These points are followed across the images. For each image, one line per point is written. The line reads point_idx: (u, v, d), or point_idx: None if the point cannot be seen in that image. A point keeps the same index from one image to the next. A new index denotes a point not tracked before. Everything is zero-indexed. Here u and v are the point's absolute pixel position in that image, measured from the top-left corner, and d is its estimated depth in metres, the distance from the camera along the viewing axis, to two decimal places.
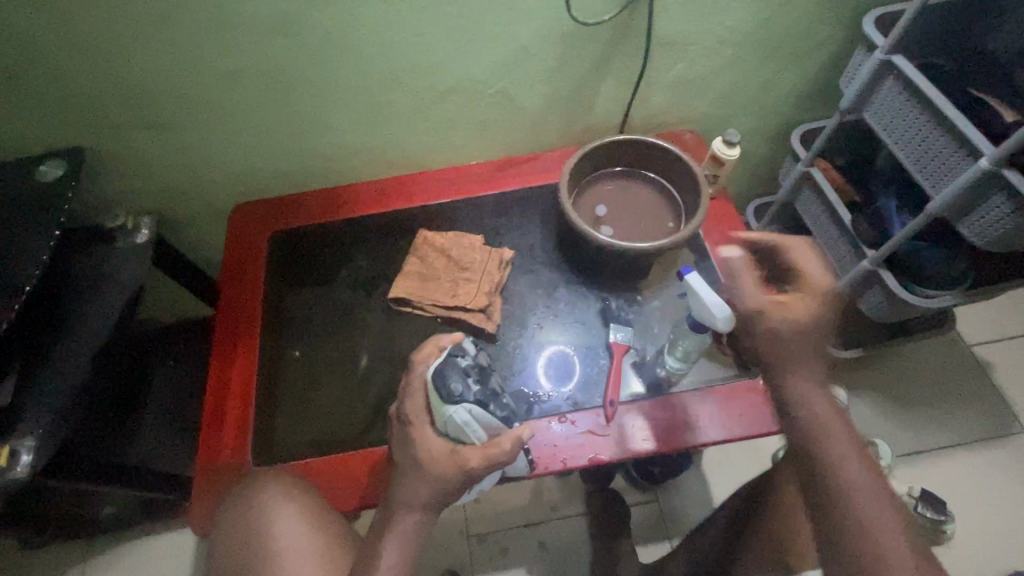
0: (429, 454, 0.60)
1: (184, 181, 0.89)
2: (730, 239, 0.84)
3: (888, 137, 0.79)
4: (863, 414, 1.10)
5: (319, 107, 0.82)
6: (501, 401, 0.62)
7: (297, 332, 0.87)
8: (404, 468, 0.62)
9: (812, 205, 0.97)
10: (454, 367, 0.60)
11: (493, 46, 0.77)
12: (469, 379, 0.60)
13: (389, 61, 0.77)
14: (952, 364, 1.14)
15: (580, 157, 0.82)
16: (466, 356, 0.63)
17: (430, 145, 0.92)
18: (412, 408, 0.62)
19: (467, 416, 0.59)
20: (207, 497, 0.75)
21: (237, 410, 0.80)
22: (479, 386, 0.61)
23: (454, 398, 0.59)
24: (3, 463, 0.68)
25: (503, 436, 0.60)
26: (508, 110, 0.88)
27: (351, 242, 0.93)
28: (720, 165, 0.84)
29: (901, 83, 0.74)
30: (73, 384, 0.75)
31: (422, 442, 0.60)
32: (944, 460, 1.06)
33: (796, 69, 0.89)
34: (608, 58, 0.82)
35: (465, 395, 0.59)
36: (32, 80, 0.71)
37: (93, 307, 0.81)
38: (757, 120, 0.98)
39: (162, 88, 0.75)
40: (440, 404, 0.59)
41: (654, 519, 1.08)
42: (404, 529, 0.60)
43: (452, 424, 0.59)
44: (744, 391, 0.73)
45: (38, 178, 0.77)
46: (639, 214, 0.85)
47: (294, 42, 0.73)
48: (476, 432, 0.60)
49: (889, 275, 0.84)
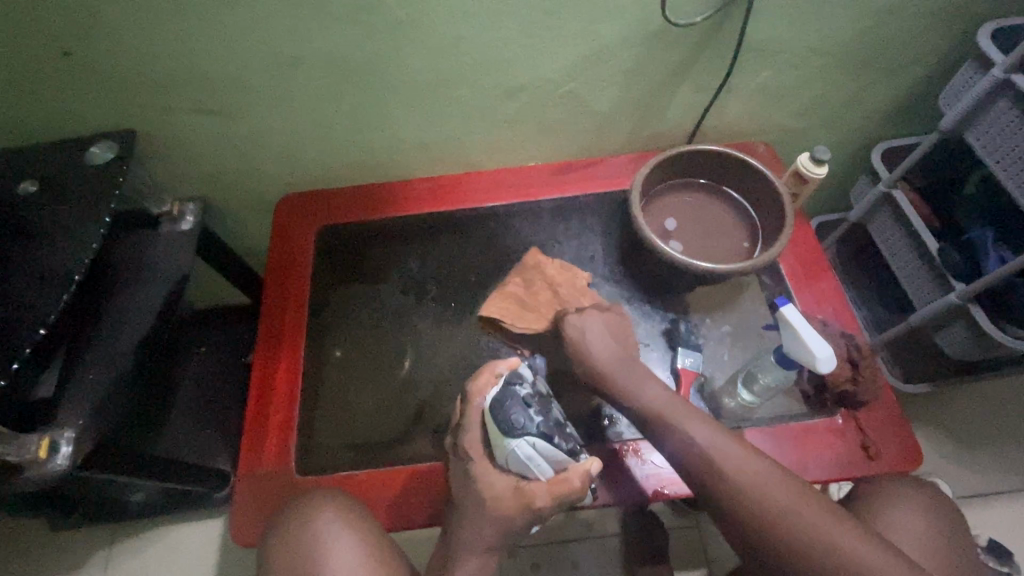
0: (492, 491, 0.57)
1: (233, 169, 0.86)
2: (808, 264, 0.78)
3: (995, 163, 0.73)
4: (923, 451, 1.04)
5: (381, 99, 0.78)
6: (566, 432, 0.58)
7: (342, 334, 0.84)
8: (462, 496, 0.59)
9: (890, 229, 0.91)
10: (515, 399, 0.56)
11: (572, 43, 0.72)
12: (531, 411, 0.56)
13: (460, 55, 0.72)
14: (1021, 403, 1.07)
15: (653, 168, 0.77)
16: (525, 384, 0.58)
17: (490, 144, 0.87)
18: (470, 441, 0.59)
19: (532, 451, 0.55)
20: (250, 506, 0.71)
21: (280, 412, 0.77)
22: (543, 417, 0.57)
23: (516, 432, 0.55)
24: (42, 456, 0.65)
25: (571, 472, 0.57)
26: (577, 112, 0.83)
27: (401, 242, 0.90)
28: (803, 183, 0.78)
29: (1018, 106, 0.68)
30: (116, 377, 0.72)
31: (488, 481, 0.57)
32: (1008, 506, 0.99)
33: (891, 82, 0.83)
34: (692, 62, 0.76)
35: (529, 428, 0.55)
36: (91, 58, 0.68)
37: (137, 296, 0.78)
38: (838, 135, 0.91)
39: (221, 73, 0.72)
40: (500, 437, 0.56)
41: (693, 545, 1.03)
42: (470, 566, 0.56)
43: (515, 458, 0.56)
44: (823, 431, 0.67)
45: (88, 160, 0.74)
46: (709, 230, 0.80)
47: (364, 30, 0.68)
48: (542, 467, 0.56)
49: (979, 312, 0.78)
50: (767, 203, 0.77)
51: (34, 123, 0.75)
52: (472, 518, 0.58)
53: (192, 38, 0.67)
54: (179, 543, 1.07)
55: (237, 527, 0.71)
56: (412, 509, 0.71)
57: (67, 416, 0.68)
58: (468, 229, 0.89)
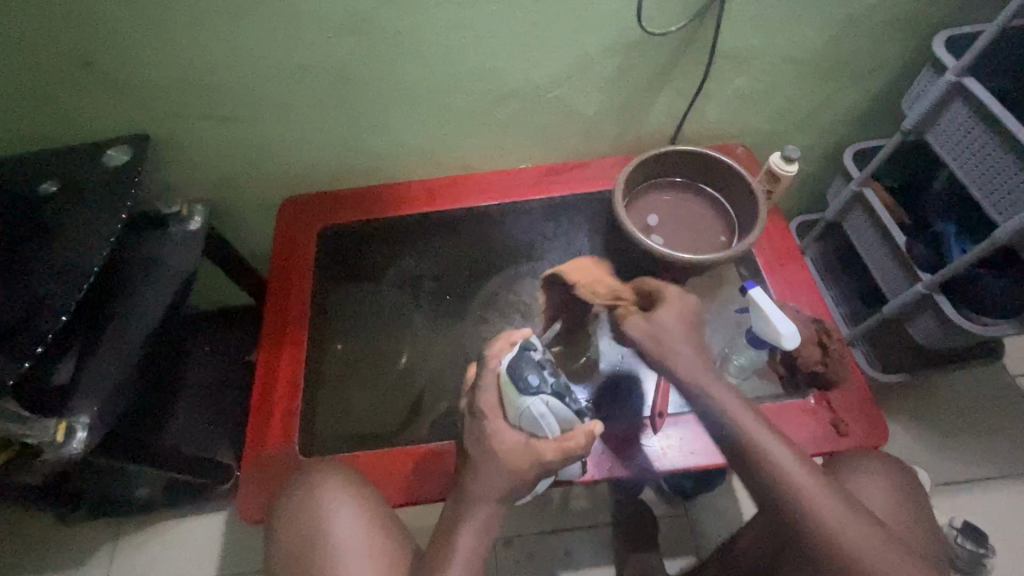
0: (503, 448, 0.58)
1: (239, 172, 0.91)
2: (783, 256, 0.83)
3: (952, 161, 0.78)
4: (903, 440, 1.07)
5: (379, 105, 0.83)
6: (574, 395, 0.60)
7: (342, 328, 0.89)
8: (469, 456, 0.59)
9: (862, 226, 0.96)
10: (529, 361, 0.58)
11: (557, 52, 0.77)
12: (544, 372, 0.58)
13: (453, 63, 0.78)
14: (996, 394, 1.11)
15: (634, 167, 0.82)
16: (538, 350, 0.61)
17: (482, 147, 0.92)
18: (486, 402, 0.59)
19: (545, 408, 0.56)
20: (255, 487, 0.75)
21: (285, 400, 0.81)
22: (554, 378, 0.59)
23: (531, 390, 0.56)
24: (58, 438, 0.68)
25: (577, 430, 0.58)
26: (564, 116, 0.88)
27: (398, 242, 0.95)
28: (776, 180, 0.83)
29: (970, 107, 0.73)
30: (127, 366, 0.76)
31: (500, 438, 0.58)
32: (984, 491, 1.03)
33: (858, 88, 0.88)
34: (670, 69, 0.81)
35: (544, 387, 0.57)
36: (109, 67, 0.73)
37: (147, 292, 0.82)
38: (811, 137, 0.97)
39: (231, 81, 0.77)
40: (515, 396, 0.57)
41: (682, 533, 1.06)
42: (473, 524, 0.57)
43: (528, 417, 0.57)
44: (795, 411, 0.72)
45: (104, 163, 0.79)
46: (689, 226, 0.84)
47: (363, 40, 0.74)
48: (552, 425, 0.57)
49: (944, 301, 0.82)
50: (743, 200, 0.82)
51: (53, 128, 0.80)
52: (476, 478, 0.58)
53: (205, 48, 0.73)
54: (181, 537, 1.08)
55: (246, 507, 0.74)
56: (413, 486, 0.74)
57: (81, 402, 0.72)
58: (462, 228, 0.94)
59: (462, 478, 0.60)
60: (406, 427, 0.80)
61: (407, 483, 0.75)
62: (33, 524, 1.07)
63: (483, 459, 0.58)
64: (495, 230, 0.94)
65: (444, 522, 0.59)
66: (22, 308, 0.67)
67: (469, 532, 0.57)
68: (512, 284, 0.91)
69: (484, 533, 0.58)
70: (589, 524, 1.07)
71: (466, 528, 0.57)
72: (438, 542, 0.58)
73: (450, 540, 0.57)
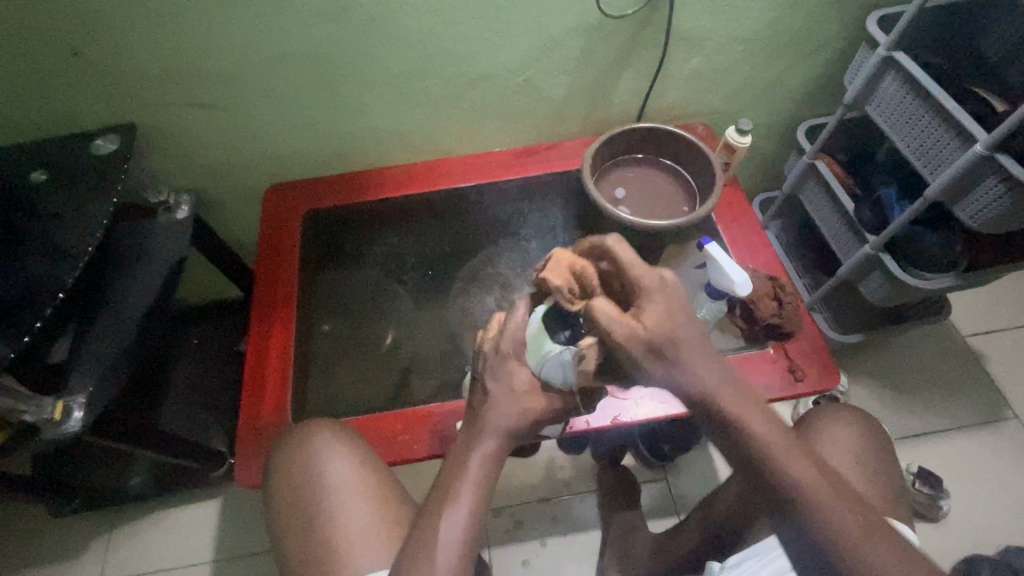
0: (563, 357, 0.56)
1: (226, 160, 0.94)
2: (740, 223, 0.90)
3: (889, 129, 0.85)
4: (862, 398, 1.15)
5: (357, 91, 0.87)
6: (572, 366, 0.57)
7: (328, 309, 0.93)
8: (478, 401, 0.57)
9: (815, 197, 1.02)
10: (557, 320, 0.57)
11: (525, 36, 0.83)
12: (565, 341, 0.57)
13: (427, 48, 0.82)
14: (947, 353, 1.20)
15: (600, 143, 0.88)
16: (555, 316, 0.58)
17: (458, 131, 0.97)
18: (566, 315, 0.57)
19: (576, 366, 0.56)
20: (251, 455, 0.78)
21: (277, 371, 0.83)
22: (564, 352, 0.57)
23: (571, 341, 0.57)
24: (57, 415, 0.71)
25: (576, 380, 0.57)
26: (534, 98, 0.93)
27: (380, 225, 0.99)
28: (732, 152, 0.90)
29: (901, 78, 0.80)
30: (121, 345, 0.78)
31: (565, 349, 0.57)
32: (938, 442, 1.11)
33: (804, 66, 0.95)
34: (630, 50, 0.88)
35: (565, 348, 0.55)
36: (95, 57, 0.76)
37: (136, 276, 0.85)
38: (766, 115, 1.04)
39: (216, 68, 0.80)
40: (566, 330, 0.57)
41: (664, 497, 1.09)
42: (473, 474, 0.54)
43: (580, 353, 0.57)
44: (755, 360, 0.78)
45: (93, 151, 0.82)
46: (655, 198, 0.90)
47: (340, 27, 0.78)
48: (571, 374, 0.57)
49: (889, 259, 0.89)
50: (703, 170, 0.88)
51: (41, 117, 0.82)
52: (478, 429, 0.55)
53: (190, 37, 0.76)
54: (179, 524, 1.08)
55: (244, 474, 0.77)
56: (407, 444, 0.78)
57: (79, 381, 0.74)
58: (442, 209, 0.99)
59: (468, 431, 0.56)
60: (393, 396, 0.84)
61: (399, 442, 0.78)
62: (26, 518, 1.08)
63: (493, 401, 0.55)
64: (473, 209, 0.99)
65: (445, 476, 0.55)
66: (18, 290, 0.69)
67: (471, 483, 0.53)
68: (492, 259, 0.96)
69: (485, 486, 0.54)
70: (575, 491, 1.09)
71: (465, 476, 0.54)
72: (439, 493, 0.54)
73: (451, 488, 0.53)
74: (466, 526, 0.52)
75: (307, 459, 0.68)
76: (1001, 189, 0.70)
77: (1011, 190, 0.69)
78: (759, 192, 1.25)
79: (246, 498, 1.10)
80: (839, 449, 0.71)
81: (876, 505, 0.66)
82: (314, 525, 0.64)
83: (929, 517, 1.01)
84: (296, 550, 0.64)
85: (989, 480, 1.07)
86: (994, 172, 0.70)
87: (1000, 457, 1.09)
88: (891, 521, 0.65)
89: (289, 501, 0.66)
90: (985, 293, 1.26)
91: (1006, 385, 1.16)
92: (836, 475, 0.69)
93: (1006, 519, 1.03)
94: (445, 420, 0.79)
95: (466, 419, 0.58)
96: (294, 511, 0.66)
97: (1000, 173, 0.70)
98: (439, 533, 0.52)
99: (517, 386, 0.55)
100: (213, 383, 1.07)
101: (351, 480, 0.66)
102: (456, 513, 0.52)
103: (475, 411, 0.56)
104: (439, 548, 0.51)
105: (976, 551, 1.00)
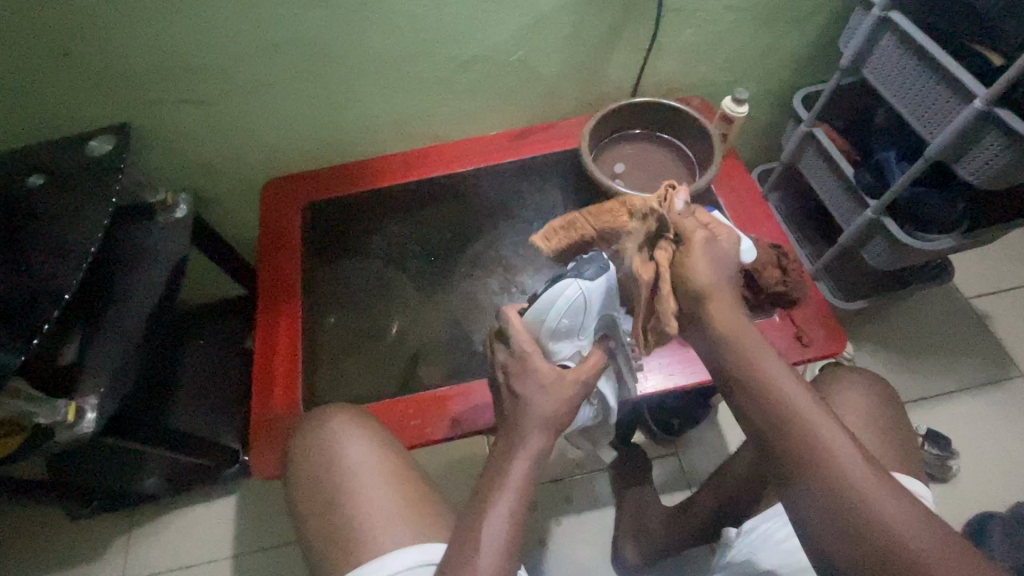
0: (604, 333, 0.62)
1: (222, 156, 0.94)
2: (740, 193, 0.90)
3: (888, 92, 0.84)
4: (869, 363, 1.16)
5: (351, 80, 0.87)
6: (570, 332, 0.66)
7: (332, 300, 0.92)
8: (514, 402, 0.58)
9: (814, 164, 1.02)
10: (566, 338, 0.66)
11: (517, 15, 0.82)
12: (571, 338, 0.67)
13: (418, 32, 0.82)
14: (951, 315, 1.20)
15: (597, 120, 0.88)
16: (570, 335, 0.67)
17: (454, 116, 0.97)
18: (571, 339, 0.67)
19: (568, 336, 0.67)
20: (265, 448, 0.78)
21: (286, 365, 0.84)
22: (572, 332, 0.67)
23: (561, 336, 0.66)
24: (71, 417, 0.71)
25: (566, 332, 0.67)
26: (529, 78, 0.93)
27: (382, 214, 0.98)
28: (729, 123, 0.90)
29: (896, 38, 0.80)
30: (129, 345, 0.78)
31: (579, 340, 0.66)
32: (945, 403, 1.11)
33: (798, 32, 0.95)
34: (623, 24, 0.87)
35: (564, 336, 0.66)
36: (84, 56, 0.75)
37: (140, 276, 0.85)
38: (762, 84, 1.03)
39: (209, 63, 0.80)
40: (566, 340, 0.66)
41: (675, 469, 1.10)
42: (515, 479, 0.54)
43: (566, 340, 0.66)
44: (762, 328, 0.79)
45: (89, 152, 0.81)
46: (653, 172, 0.90)
47: (331, 15, 0.77)
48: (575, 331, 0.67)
49: (890, 222, 0.89)
50: (700, 142, 0.88)
51: (37, 121, 0.82)
52: (520, 432, 0.56)
53: (178, 31, 0.75)
54: (197, 520, 1.09)
55: (258, 465, 0.77)
56: (419, 428, 0.79)
57: (90, 384, 0.74)
58: (442, 195, 0.99)
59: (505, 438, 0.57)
60: (403, 385, 0.84)
61: (412, 427, 0.79)
62: (46, 522, 1.09)
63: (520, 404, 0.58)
64: (474, 194, 0.99)
65: (489, 476, 0.55)
66: (24, 292, 0.69)
67: (513, 485, 0.54)
68: (494, 244, 0.96)
69: (524, 489, 0.54)
70: (586, 469, 1.10)
71: (512, 481, 0.54)
72: (482, 494, 0.54)
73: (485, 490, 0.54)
74: (503, 526, 0.52)
75: (322, 445, 0.68)
76: (1001, 145, 0.70)
77: (1011, 145, 0.69)
78: (756, 164, 1.25)
79: (262, 492, 1.11)
80: (851, 411, 0.71)
81: (888, 463, 0.67)
82: (331, 512, 0.64)
83: (938, 477, 1.02)
84: (318, 533, 0.64)
85: (997, 438, 1.08)
86: (994, 127, 0.70)
87: (1008, 416, 1.10)
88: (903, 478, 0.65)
89: (306, 485, 0.67)
90: (987, 254, 1.26)
91: (1012, 345, 1.16)
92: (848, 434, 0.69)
93: (1015, 476, 1.04)
94: (457, 405, 0.80)
95: (504, 425, 0.58)
96: (311, 494, 0.66)
97: (1000, 128, 0.70)
98: (482, 537, 0.51)
99: (545, 380, 0.58)
100: (222, 383, 1.07)
101: (368, 463, 0.66)
102: (498, 513, 0.52)
103: (513, 417, 0.58)
104: (482, 544, 0.51)
105: (986, 509, 1.01)
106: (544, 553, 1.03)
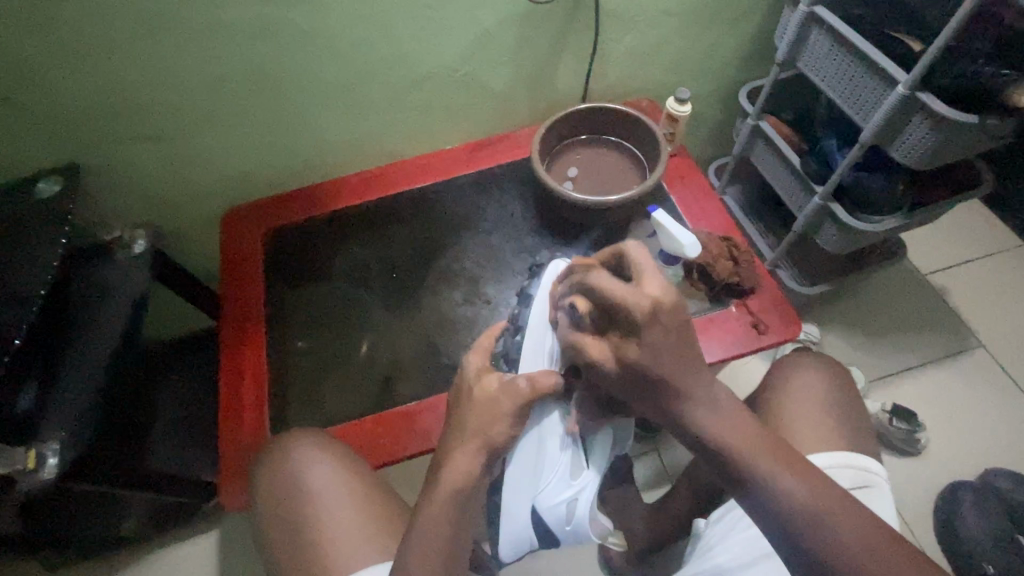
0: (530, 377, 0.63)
1: (178, 190, 0.93)
2: (691, 190, 0.93)
3: (822, 83, 0.88)
4: (836, 345, 1.18)
5: (301, 106, 0.88)
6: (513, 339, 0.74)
7: (300, 325, 0.92)
8: (455, 422, 0.61)
9: (764, 156, 1.04)
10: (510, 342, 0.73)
11: (459, 31, 0.84)
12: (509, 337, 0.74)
13: (362, 55, 0.83)
14: (911, 292, 1.23)
15: (548, 129, 0.90)
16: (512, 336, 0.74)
17: (408, 134, 0.98)
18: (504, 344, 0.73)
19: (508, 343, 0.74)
20: (235, 479, 0.79)
21: (253, 396, 0.85)
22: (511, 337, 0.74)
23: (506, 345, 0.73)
24: (31, 466, 0.69)
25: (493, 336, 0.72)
26: (479, 92, 0.95)
27: (341, 235, 0.99)
28: (675, 123, 0.93)
29: (824, 32, 0.83)
30: (91, 388, 0.77)
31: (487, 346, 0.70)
32: (911, 378, 1.14)
33: (736, 32, 0.98)
34: (565, 34, 0.89)
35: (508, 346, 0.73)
36: (27, 98, 0.75)
37: (99, 317, 0.83)
38: (707, 84, 1.07)
39: (155, 99, 0.80)
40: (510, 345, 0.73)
41: (655, 466, 1.11)
42: (447, 490, 0.56)
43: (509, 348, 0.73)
44: (720, 319, 0.81)
45: (37, 195, 0.80)
46: (606, 175, 0.93)
47: (273, 43, 0.78)
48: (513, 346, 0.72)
49: (838, 207, 0.92)
50: (649, 143, 0.91)
51: None
52: (451, 446, 0.59)
53: (119, 67, 0.75)
54: (179, 559, 1.07)
55: (228, 498, 0.78)
56: (388, 447, 0.80)
57: (50, 431, 0.73)
58: (402, 212, 1.00)
59: (459, 450, 0.59)
60: (375, 403, 0.85)
61: (382, 445, 0.81)
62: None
63: (481, 419, 0.60)
64: (433, 209, 1.00)
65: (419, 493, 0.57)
66: None
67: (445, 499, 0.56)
68: (456, 256, 0.97)
69: (462, 504, 0.56)
70: None
71: (437, 496, 0.56)
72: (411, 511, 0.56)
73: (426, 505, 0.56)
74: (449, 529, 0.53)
75: (290, 470, 0.69)
76: (926, 127, 0.74)
77: (935, 127, 0.73)
78: (712, 160, 1.28)
79: (242, 525, 1.09)
80: (806, 394, 0.74)
81: (844, 443, 0.69)
82: (303, 535, 0.66)
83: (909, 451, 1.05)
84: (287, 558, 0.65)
85: (962, 408, 1.11)
86: (918, 111, 0.74)
87: (971, 386, 1.13)
88: (857, 455, 0.67)
89: (274, 509, 0.68)
90: (939, 230, 1.31)
91: (969, 317, 1.20)
92: (807, 416, 0.72)
93: (980, 444, 1.07)
94: (427, 420, 0.81)
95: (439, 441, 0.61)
96: (280, 519, 0.68)
97: (924, 111, 0.73)
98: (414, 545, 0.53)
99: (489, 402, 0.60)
100: (192, 419, 1.05)
101: (338, 482, 0.68)
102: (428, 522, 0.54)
103: (449, 433, 0.61)
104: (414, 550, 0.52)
105: (957, 479, 1.04)
106: (531, 563, 1.03)
